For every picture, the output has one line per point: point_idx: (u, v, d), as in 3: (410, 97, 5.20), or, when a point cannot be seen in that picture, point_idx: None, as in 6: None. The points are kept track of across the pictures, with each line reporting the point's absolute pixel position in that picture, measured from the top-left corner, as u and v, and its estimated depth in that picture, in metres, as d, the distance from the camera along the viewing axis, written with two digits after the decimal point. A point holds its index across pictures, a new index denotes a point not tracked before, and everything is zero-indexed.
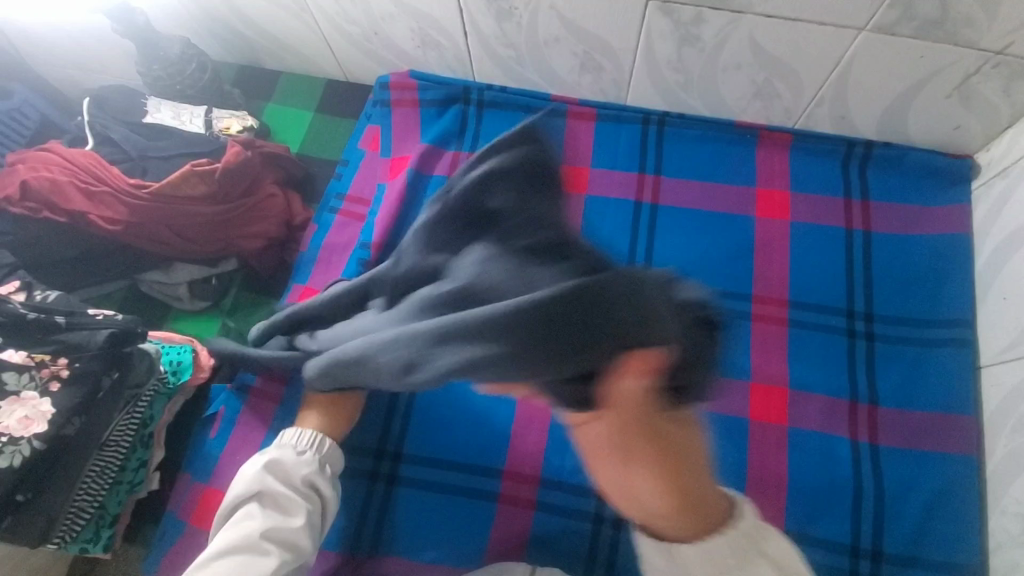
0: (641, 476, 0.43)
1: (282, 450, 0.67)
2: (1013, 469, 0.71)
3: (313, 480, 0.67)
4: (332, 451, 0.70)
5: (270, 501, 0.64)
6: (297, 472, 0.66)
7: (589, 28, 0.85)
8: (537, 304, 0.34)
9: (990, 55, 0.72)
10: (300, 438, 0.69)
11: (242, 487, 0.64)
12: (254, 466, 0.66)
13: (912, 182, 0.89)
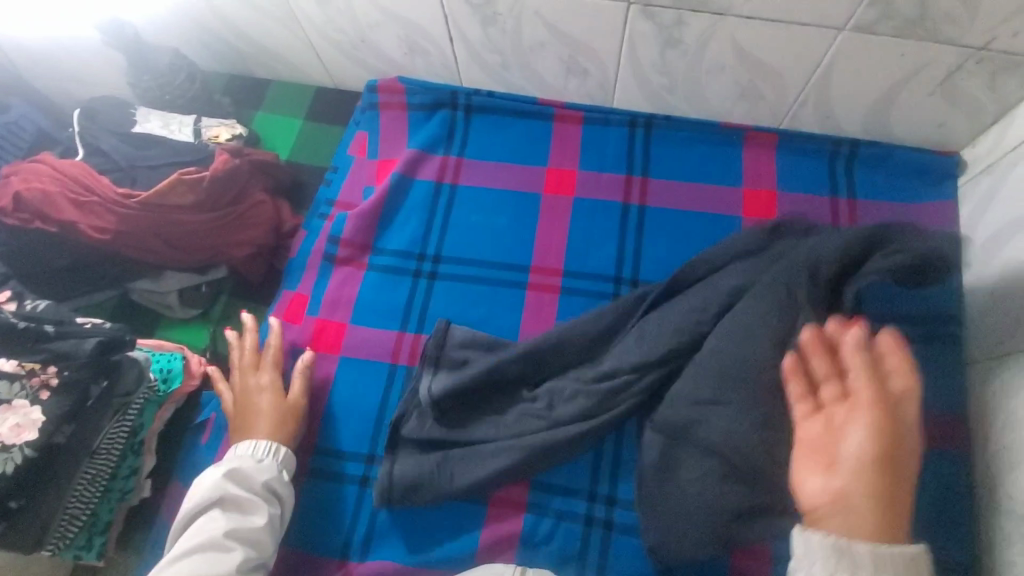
0: (876, 429, 0.47)
1: (240, 459, 0.70)
2: (1005, 466, 0.66)
3: (271, 482, 0.70)
4: (289, 457, 0.73)
5: (233, 504, 0.66)
6: (256, 477, 0.68)
7: (572, 32, 0.81)
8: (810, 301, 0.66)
9: (973, 51, 0.67)
10: (257, 447, 0.71)
11: (203, 494, 0.67)
12: (212, 475, 0.68)
13: (899, 180, 0.84)
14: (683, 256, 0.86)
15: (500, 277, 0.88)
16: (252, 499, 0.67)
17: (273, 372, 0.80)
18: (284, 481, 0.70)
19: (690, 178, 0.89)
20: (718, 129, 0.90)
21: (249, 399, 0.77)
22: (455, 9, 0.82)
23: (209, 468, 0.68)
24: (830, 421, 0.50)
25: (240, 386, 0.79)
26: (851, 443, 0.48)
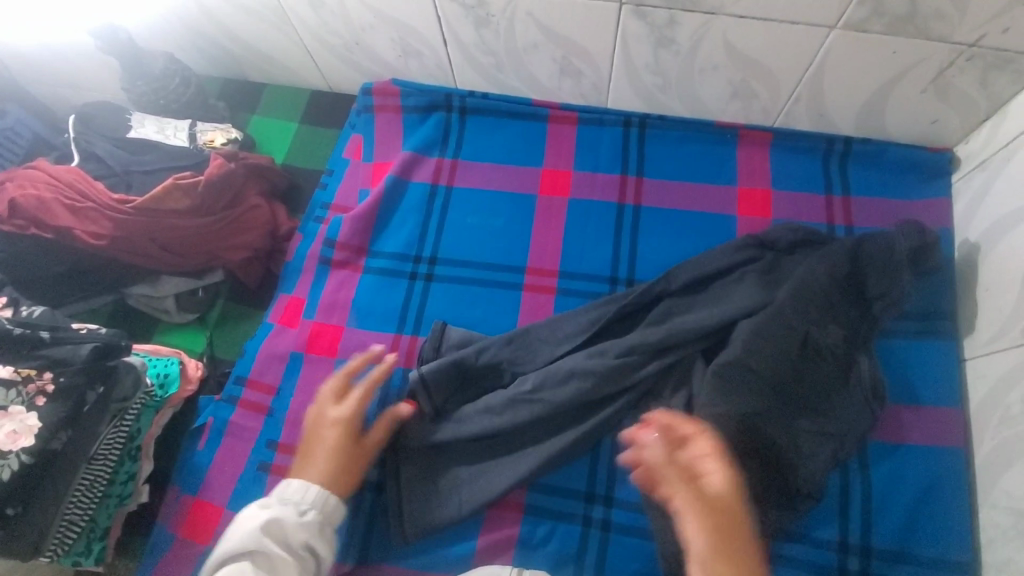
0: (692, 509, 0.52)
1: (284, 505, 0.58)
2: (1003, 461, 0.66)
3: (313, 543, 0.57)
4: (336, 508, 0.61)
5: (266, 565, 0.54)
6: (295, 534, 0.56)
7: (565, 33, 0.81)
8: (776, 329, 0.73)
9: (964, 48, 0.68)
10: (305, 492, 0.60)
11: (235, 544, 0.55)
12: (252, 520, 0.56)
13: (892, 178, 0.84)
14: (678, 254, 0.86)
15: (497, 278, 0.88)
16: (286, 562, 0.54)
17: (355, 406, 0.69)
18: (326, 541, 0.58)
19: (685, 178, 0.90)
20: (712, 128, 0.90)
21: (318, 431, 0.67)
22: (448, 11, 0.82)
23: (249, 510, 0.57)
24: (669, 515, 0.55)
25: (321, 414, 0.69)
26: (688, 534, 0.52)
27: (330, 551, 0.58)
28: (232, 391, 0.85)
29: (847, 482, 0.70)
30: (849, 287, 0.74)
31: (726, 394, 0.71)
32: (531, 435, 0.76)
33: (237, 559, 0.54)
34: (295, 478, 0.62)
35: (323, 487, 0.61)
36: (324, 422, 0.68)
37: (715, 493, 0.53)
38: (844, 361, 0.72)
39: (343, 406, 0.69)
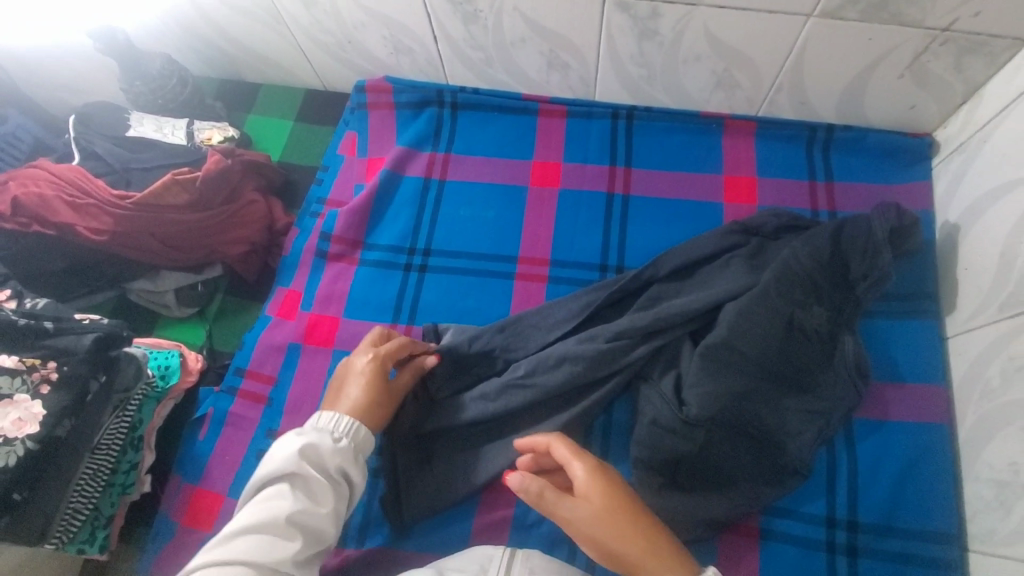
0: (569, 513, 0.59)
1: (320, 433, 0.63)
2: (981, 435, 0.67)
3: (346, 469, 0.62)
4: (366, 440, 0.66)
5: (304, 485, 0.60)
6: (331, 460, 0.61)
7: (551, 26, 0.83)
8: (764, 311, 0.73)
9: (937, 33, 0.70)
10: (338, 424, 0.65)
11: (276, 466, 0.60)
12: (289, 445, 0.61)
13: (874, 163, 0.86)
14: (667, 241, 0.88)
15: (489, 268, 0.90)
16: (323, 484, 0.60)
17: (383, 353, 0.72)
18: (359, 469, 0.63)
19: (673, 167, 0.92)
20: (698, 118, 0.92)
21: (347, 377, 0.71)
22: (437, 8, 0.84)
23: (287, 435, 0.62)
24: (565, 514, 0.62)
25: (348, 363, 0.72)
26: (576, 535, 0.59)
27: (361, 478, 0.64)
28: (232, 381, 0.87)
29: (833, 458, 0.72)
30: (835, 268, 0.75)
31: (713, 376, 0.72)
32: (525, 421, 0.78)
33: (279, 479, 0.59)
34: (326, 409, 0.67)
35: (354, 420, 0.66)
36: (353, 364, 0.72)
37: (579, 490, 0.60)
38: (827, 340, 0.74)
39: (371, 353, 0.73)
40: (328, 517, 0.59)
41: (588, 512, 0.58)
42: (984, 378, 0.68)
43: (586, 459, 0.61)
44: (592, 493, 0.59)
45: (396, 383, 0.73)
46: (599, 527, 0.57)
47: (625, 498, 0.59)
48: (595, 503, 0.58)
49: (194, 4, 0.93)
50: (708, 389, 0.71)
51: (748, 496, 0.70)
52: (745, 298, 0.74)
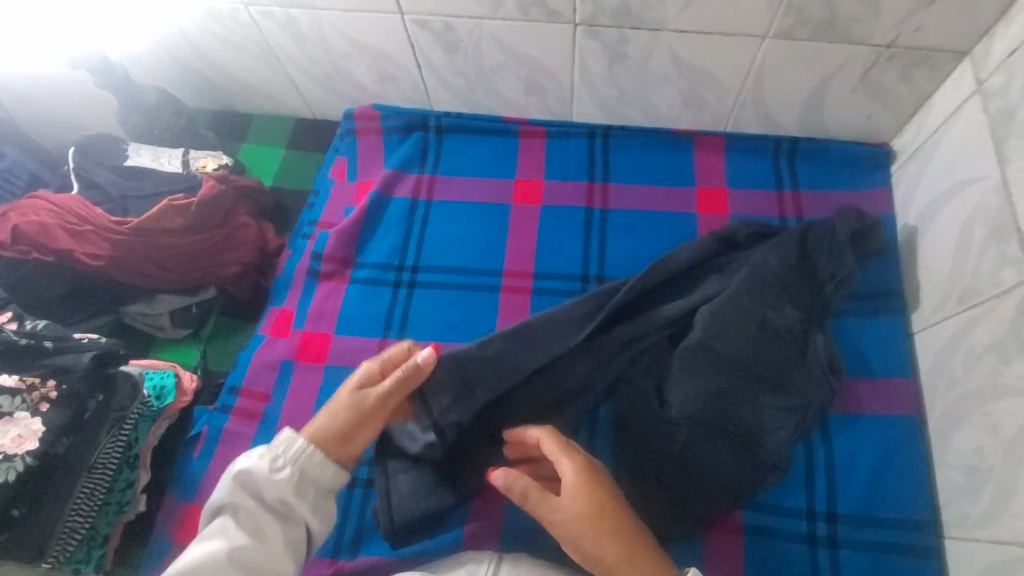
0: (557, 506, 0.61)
1: (262, 458, 0.62)
2: (947, 422, 0.70)
3: (289, 499, 0.61)
4: (319, 467, 0.63)
5: (247, 518, 0.60)
6: (268, 490, 0.60)
7: (527, 53, 0.88)
8: (738, 313, 0.76)
9: (883, 49, 0.75)
10: (288, 446, 0.63)
11: (217, 499, 0.60)
12: (229, 472, 0.61)
13: (837, 172, 0.91)
14: (646, 252, 0.92)
15: (475, 282, 0.93)
16: (266, 517, 0.60)
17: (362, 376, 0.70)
18: (301, 500, 0.61)
19: (648, 182, 0.96)
20: (670, 135, 0.97)
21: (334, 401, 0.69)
22: (419, 38, 0.89)
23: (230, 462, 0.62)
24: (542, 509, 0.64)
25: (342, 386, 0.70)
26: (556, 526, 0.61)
27: (310, 509, 0.62)
28: (227, 399, 0.89)
29: (810, 452, 0.75)
30: (802, 271, 0.79)
31: (689, 375, 0.75)
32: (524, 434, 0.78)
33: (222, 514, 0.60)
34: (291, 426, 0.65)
35: (307, 444, 0.63)
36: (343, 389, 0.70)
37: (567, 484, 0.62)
38: (801, 339, 0.76)
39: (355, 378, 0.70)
40: (273, 553, 0.59)
41: (567, 514, 0.60)
42: (946, 369, 0.71)
43: (574, 458, 0.63)
44: (572, 493, 0.61)
45: (365, 396, 0.68)
46: (575, 527, 0.60)
47: (603, 501, 0.61)
48: (574, 505, 0.61)
49: (189, 41, 0.99)
50: (682, 386, 0.75)
51: (732, 493, 0.72)
52: (720, 300, 0.77)
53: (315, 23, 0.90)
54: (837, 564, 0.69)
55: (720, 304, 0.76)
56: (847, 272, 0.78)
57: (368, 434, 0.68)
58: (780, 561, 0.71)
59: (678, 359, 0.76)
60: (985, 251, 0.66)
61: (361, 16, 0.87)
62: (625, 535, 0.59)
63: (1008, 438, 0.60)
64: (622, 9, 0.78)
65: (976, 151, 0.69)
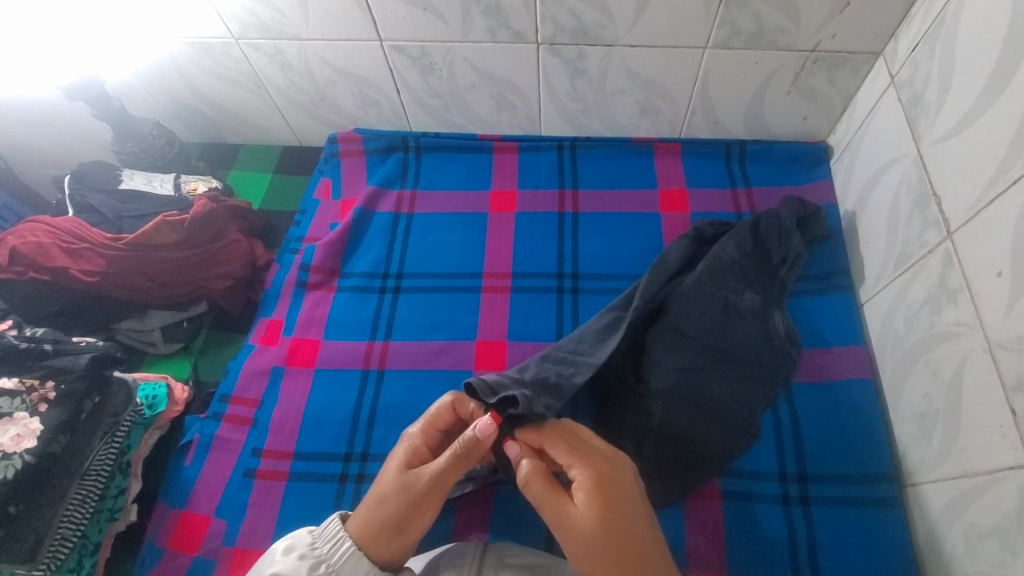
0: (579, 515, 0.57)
1: (305, 560, 0.59)
2: (896, 381, 0.76)
3: None
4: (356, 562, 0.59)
5: None
6: None
7: (496, 73, 0.97)
8: (707, 299, 0.81)
9: (808, 54, 0.85)
10: (338, 547, 0.60)
11: None
12: (269, 568, 0.59)
13: (783, 169, 1.00)
14: (616, 248, 0.98)
15: (456, 285, 0.98)
16: None
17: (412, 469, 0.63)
18: None
19: (614, 186, 1.04)
20: (631, 144, 1.06)
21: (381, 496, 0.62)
22: (398, 63, 0.98)
23: (270, 558, 0.60)
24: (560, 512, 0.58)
25: (385, 476, 0.64)
26: (572, 530, 0.57)
27: None
28: (217, 407, 0.91)
29: (778, 421, 0.79)
30: (758, 259, 0.85)
31: (661, 353, 0.79)
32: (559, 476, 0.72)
33: None
34: (339, 517, 0.63)
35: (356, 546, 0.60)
36: (386, 479, 0.63)
37: (581, 501, 0.58)
38: (764, 320, 0.81)
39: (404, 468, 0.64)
40: None
41: (573, 524, 0.57)
42: (892, 331, 0.77)
43: (589, 463, 0.60)
44: (586, 502, 0.58)
45: (416, 480, 0.62)
46: (578, 536, 0.56)
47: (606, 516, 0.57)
48: (584, 515, 0.57)
49: (181, 74, 1.06)
50: (659, 364, 0.79)
51: (712, 462, 0.75)
52: (687, 287, 0.82)
53: (301, 53, 0.98)
54: (811, 521, 0.73)
55: (691, 290, 0.82)
56: (800, 252, 0.84)
57: (424, 522, 0.61)
58: (758, 522, 0.74)
59: (654, 347, 0.80)
60: (912, 219, 0.74)
61: (344, 45, 0.95)
62: (629, 557, 0.54)
63: (947, 380, 0.66)
64: (578, 29, 0.87)
65: (895, 135, 0.78)
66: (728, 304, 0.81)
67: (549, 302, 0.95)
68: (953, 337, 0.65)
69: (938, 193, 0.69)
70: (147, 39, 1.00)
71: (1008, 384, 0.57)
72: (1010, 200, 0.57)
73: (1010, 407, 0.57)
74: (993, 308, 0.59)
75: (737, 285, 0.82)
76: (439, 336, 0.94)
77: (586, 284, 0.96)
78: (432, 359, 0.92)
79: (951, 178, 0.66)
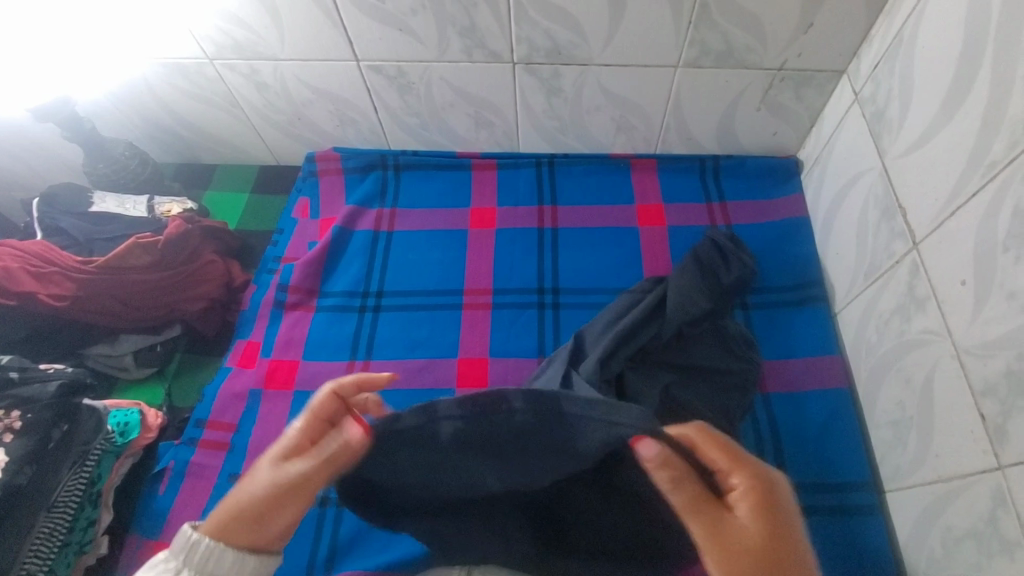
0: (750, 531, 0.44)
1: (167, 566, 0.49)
2: (871, 389, 0.78)
3: None
4: None
5: None
6: None
7: (473, 92, 0.98)
8: (674, 322, 0.78)
9: (775, 72, 0.88)
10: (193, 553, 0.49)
11: None
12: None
13: (755, 183, 1.03)
14: (595, 262, 0.99)
15: (436, 302, 0.98)
16: None
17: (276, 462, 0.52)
18: None
19: (592, 202, 1.05)
20: (608, 160, 1.07)
21: (245, 491, 0.52)
22: (375, 83, 0.98)
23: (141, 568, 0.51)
24: (722, 527, 0.44)
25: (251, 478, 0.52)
26: (739, 530, 0.44)
27: None
28: (192, 433, 0.89)
29: (758, 430, 0.80)
30: (705, 284, 0.80)
31: (640, 383, 0.76)
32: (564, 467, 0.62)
33: None
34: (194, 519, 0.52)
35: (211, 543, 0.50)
36: (258, 472, 0.53)
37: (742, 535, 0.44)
38: (711, 334, 0.81)
39: (276, 466, 0.52)
40: None
41: (736, 539, 0.44)
42: (865, 340, 0.79)
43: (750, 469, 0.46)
44: (746, 515, 0.45)
45: (282, 470, 0.51)
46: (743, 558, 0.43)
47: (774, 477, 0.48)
48: (746, 530, 0.44)
49: (156, 95, 1.06)
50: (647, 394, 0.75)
51: None
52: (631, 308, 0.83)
53: (277, 73, 0.98)
54: None
55: (649, 312, 0.80)
56: (741, 274, 0.84)
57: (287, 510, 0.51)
58: None
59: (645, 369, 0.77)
60: (880, 230, 0.76)
61: (320, 65, 0.96)
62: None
63: (920, 387, 0.67)
64: (553, 49, 0.89)
65: (861, 150, 0.81)
66: (684, 324, 0.78)
67: (530, 317, 0.95)
68: (923, 344, 0.66)
69: (903, 205, 0.71)
70: (119, 60, 0.99)
71: (976, 389, 0.58)
72: (971, 212, 0.59)
73: (979, 411, 0.58)
74: (959, 315, 0.61)
75: (693, 301, 0.79)
76: (420, 354, 0.93)
77: (566, 298, 0.96)
78: (411, 385, 0.90)
79: (914, 190, 0.69)
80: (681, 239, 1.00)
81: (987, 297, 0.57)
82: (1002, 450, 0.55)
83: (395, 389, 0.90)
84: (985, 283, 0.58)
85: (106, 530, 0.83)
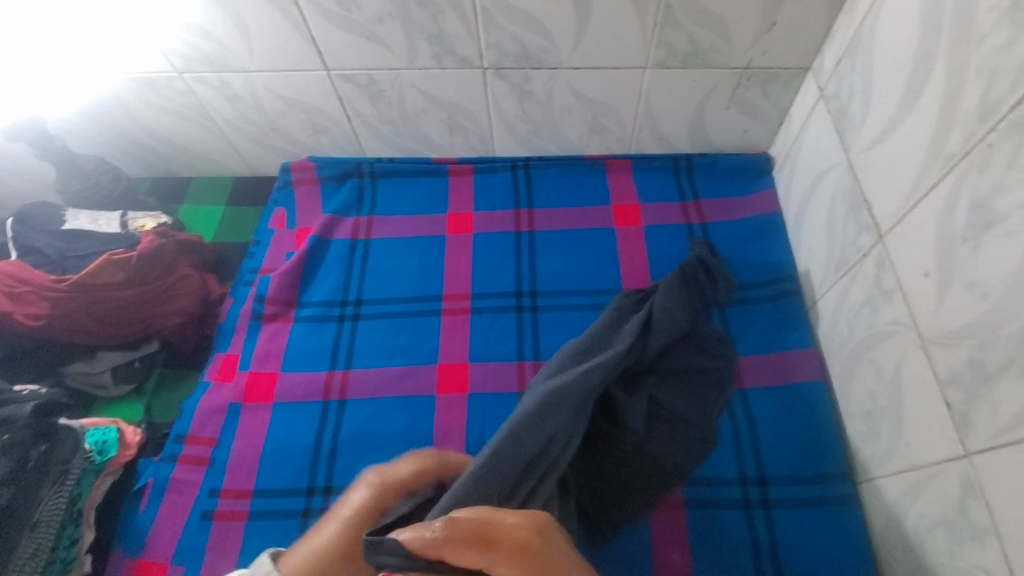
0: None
1: None
2: (844, 381, 0.79)
3: None
4: None
5: None
6: None
7: (446, 98, 0.98)
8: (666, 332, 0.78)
9: (742, 70, 0.89)
10: None
11: None
12: None
13: (728, 181, 1.04)
14: (573, 264, 1.00)
15: (415, 308, 0.98)
16: None
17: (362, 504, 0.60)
18: None
19: (568, 205, 1.06)
20: (583, 161, 1.08)
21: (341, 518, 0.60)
22: (347, 91, 0.98)
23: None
24: None
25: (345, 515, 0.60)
26: None
27: None
28: (172, 449, 0.88)
29: (736, 425, 0.81)
30: (688, 298, 0.82)
31: (626, 397, 0.74)
32: (557, 421, 0.64)
33: None
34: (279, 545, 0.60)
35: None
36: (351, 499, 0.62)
37: None
38: (696, 344, 0.80)
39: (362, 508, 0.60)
40: None
41: None
42: (838, 333, 0.80)
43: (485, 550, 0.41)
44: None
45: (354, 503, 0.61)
46: None
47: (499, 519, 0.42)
48: None
49: (127, 110, 1.05)
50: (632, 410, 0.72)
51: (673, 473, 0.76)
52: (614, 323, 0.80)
53: (248, 85, 0.98)
54: (773, 523, 0.74)
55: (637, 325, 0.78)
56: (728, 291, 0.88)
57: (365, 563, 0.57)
58: (721, 530, 0.75)
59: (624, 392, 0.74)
60: (847, 224, 0.77)
61: (290, 75, 0.95)
62: None
63: (889, 377, 0.68)
64: (522, 53, 0.89)
65: (827, 146, 0.82)
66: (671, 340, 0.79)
67: (508, 321, 0.95)
68: (891, 335, 0.67)
69: (868, 199, 0.72)
70: (88, 77, 0.98)
71: (942, 378, 0.59)
72: (932, 204, 0.60)
73: (945, 400, 0.59)
74: (923, 306, 0.62)
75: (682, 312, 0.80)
76: (401, 361, 0.93)
77: (544, 301, 0.97)
78: (393, 393, 0.90)
79: (878, 184, 0.70)
80: (656, 237, 1.00)
81: (948, 287, 0.58)
82: (968, 438, 0.56)
83: (375, 397, 0.90)
84: (947, 273, 0.58)
85: (88, 550, 0.81)
